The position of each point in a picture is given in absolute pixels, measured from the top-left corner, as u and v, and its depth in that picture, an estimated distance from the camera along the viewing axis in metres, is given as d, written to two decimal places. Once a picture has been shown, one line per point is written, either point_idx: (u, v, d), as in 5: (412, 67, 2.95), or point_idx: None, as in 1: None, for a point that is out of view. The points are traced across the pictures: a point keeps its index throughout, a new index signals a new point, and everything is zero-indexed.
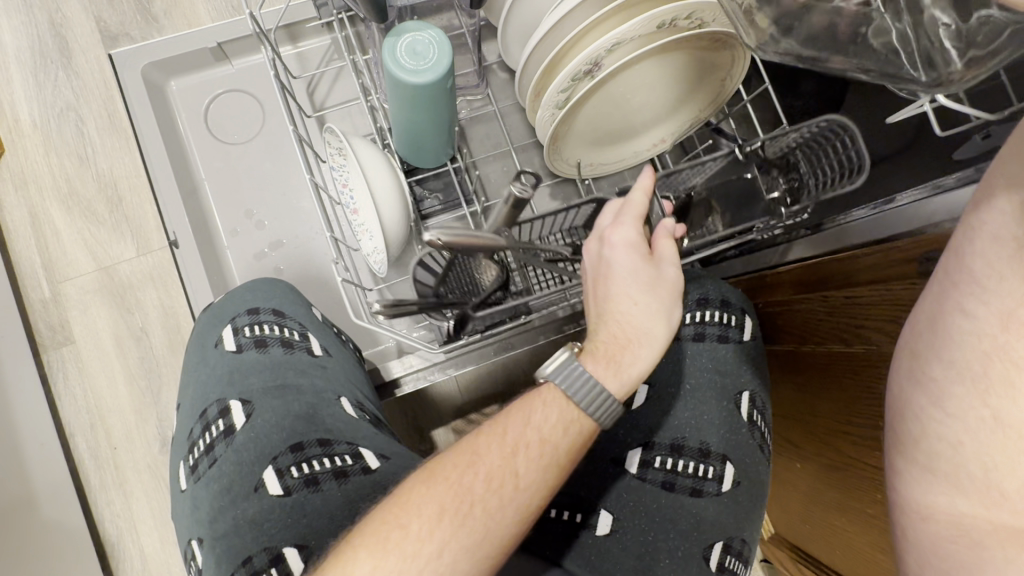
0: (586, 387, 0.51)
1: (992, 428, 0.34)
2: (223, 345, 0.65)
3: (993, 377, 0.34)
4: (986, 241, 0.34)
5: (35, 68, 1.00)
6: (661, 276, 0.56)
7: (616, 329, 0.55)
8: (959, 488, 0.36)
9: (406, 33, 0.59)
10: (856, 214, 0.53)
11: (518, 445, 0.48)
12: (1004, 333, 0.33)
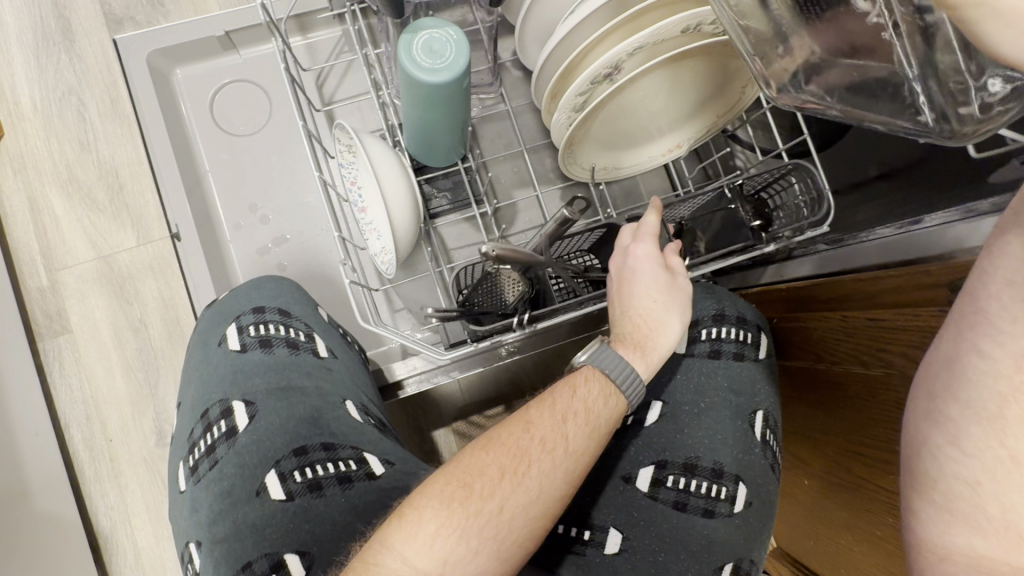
0: (621, 364, 0.52)
1: (1009, 467, 0.35)
2: (227, 344, 0.64)
3: (1011, 417, 0.35)
4: (999, 285, 0.36)
5: (37, 50, 0.98)
6: (681, 282, 0.57)
7: (639, 325, 0.55)
8: (978, 528, 0.37)
9: (423, 30, 0.57)
10: (879, 233, 0.52)
11: (565, 412, 0.49)
12: (1018, 374, 0.35)
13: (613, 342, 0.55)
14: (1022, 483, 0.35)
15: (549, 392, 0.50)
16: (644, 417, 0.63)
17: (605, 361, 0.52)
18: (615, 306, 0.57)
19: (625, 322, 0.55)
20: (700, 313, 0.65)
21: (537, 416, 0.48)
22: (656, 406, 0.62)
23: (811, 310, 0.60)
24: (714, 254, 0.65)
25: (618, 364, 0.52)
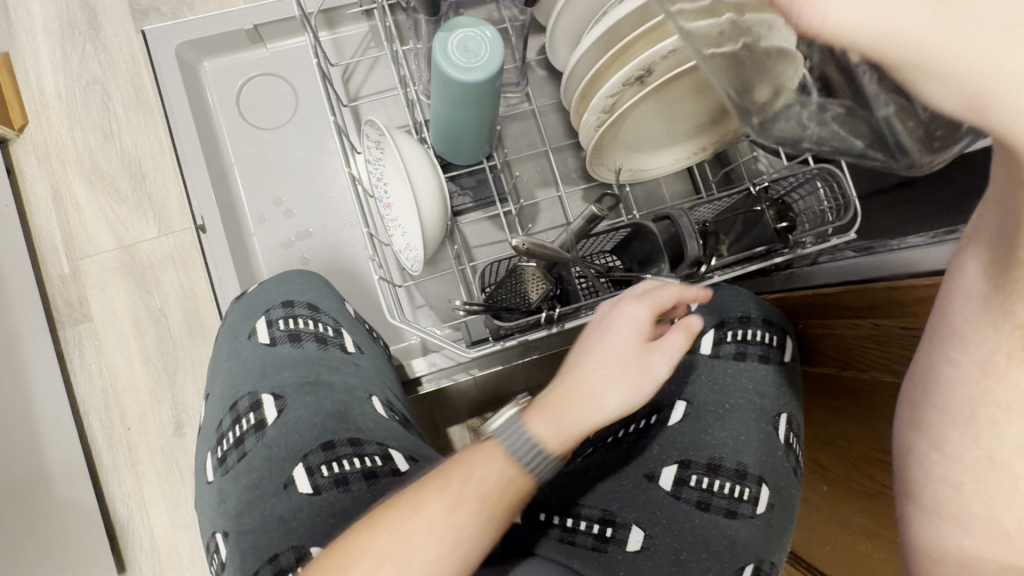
0: (529, 443, 0.43)
1: (988, 467, 0.36)
2: (256, 337, 0.65)
3: (980, 419, 0.36)
4: (962, 296, 0.37)
5: (62, 39, 0.99)
6: (636, 352, 0.46)
7: (568, 393, 0.46)
8: (966, 529, 0.37)
9: (458, 28, 0.57)
10: (910, 243, 0.54)
11: (466, 481, 0.42)
12: (985, 377, 0.35)
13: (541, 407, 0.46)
14: (1001, 483, 0.35)
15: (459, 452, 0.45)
16: (669, 417, 0.64)
17: (508, 429, 0.44)
18: (572, 352, 0.49)
19: (562, 380, 0.47)
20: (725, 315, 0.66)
21: (427, 497, 0.42)
22: (679, 406, 0.64)
23: (840, 316, 0.60)
24: (738, 257, 0.64)
25: (521, 439, 0.44)
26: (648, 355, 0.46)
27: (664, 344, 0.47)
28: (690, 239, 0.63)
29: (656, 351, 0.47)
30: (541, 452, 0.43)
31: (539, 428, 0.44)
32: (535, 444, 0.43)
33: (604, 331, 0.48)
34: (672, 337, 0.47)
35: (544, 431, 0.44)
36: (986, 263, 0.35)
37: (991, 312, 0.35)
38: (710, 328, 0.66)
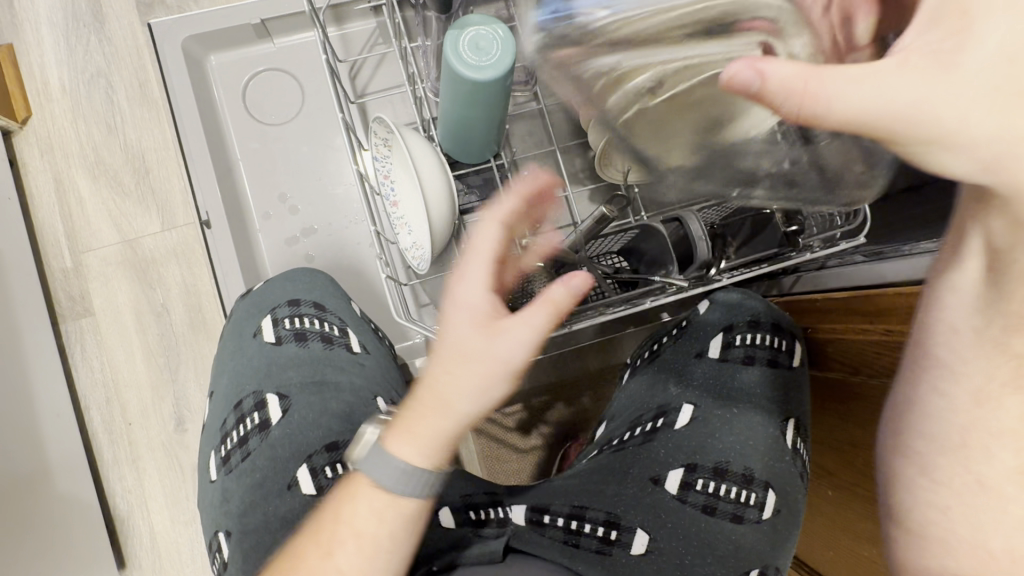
0: (384, 467, 0.46)
1: (977, 490, 0.41)
2: (263, 335, 0.64)
3: (970, 444, 0.41)
4: (945, 332, 0.42)
5: (67, 31, 0.98)
6: (484, 346, 0.44)
7: (421, 411, 0.46)
8: (948, 549, 0.43)
9: (470, 26, 0.57)
10: (920, 248, 0.54)
11: (371, 511, 0.46)
12: (976, 406, 0.41)
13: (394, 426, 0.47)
14: (985, 504, 0.41)
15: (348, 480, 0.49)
16: (676, 420, 0.64)
17: (377, 463, 0.46)
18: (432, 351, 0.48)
19: (416, 395, 0.47)
20: (734, 319, 0.66)
21: (306, 551, 0.47)
22: (686, 409, 0.64)
23: (845, 321, 0.60)
24: (747, 259, 0.64)
25: (388, 467, 0.45)
26: (494, 343, 0.44)
27: (512, 326, 0.45)
28: (700, 242, 0.63)
29: (506, 336, 0.44)
30: (414, 470, 0.45)
31: (406, 451, 0.45)
32: (400, 469, 0.45)
33: (451, 333, 0.45)
34: (524, 319, 0.45)
35: (405, 454, 0.45)
36: (971, 306, 0.41)
37: (979, 348, 0.40)
38: (718, 332, 0.66)
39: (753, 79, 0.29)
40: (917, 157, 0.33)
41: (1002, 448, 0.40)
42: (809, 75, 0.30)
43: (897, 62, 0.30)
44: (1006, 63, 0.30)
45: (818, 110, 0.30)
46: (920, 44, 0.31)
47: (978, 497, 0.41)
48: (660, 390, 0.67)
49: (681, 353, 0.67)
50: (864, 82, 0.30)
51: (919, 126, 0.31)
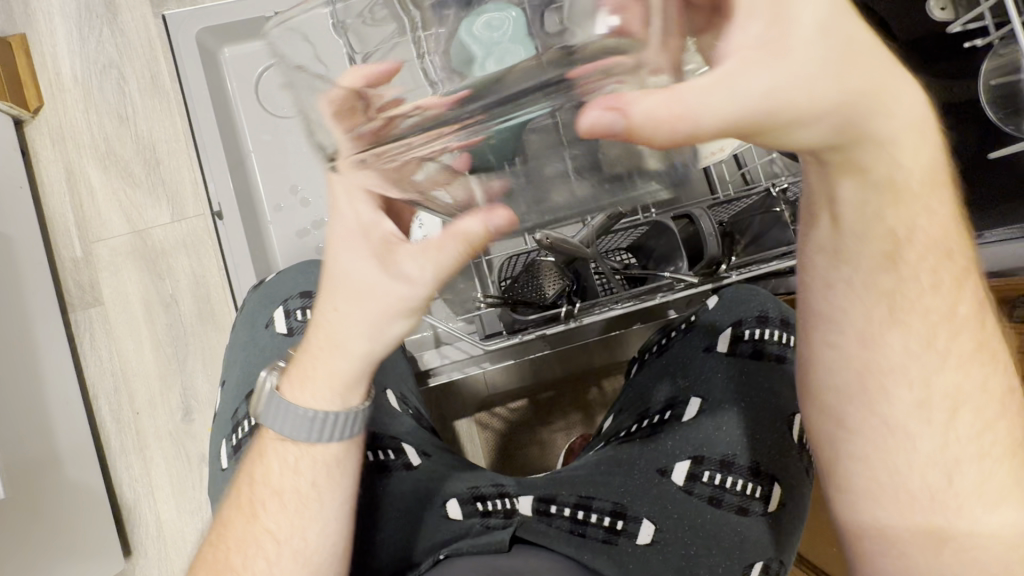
0: (284, 414, 0.50)
1: (885, 434, 0.46)
2: (274, 326, 0.65)
3: (870, 388, 0.45)
4: (824, 287, 0.44)
5: (79, 22, 0.98)
6: (366, 285, 0.43)
7: (319, 356, 0.49)
8: (878, 500, 0.47)
9: None
10: None
11: (292, 461, 0.51)
12: (864, 350, 0.45)
13: (292, 377, 0.51)
14: (897, 445, 0.45)
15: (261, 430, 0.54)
16: (683, 413, 0.65)
17: (278, 410, 0.51)
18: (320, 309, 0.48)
19: (311, 341, 0.50)
20: (743, 315, 0.67)
21: (234, 522, 0.51)
22: (693, 403, 0.65)
23: None
24: (748, 261, 0.66)
25: (293, 412, 0.50)
26: (375, 282, 0.43)
27: (401, 254, 0.42)
28: (710, 239, 0.65)
29: (393, 272, 0.42)
30: (320, 408, 0.50)
31: (311, 393, 0.50)
32: (309, 410, 0.49)
33: (337, 269, 0.44)
34: (415, 255, 0.41)
35: (313, 396, 0.50)
36: (836, 265, 0.42)
37: (852, 297, 0.43)
38: (728, 326, 0.67)
39: (615, 121, 0.26)
40: (776, 142, 0.29)
41: (895, 387, 0.45)
42: (670, 99, 0.25)
43: (735, 58, 0.25)
44: (829, 41, 0.26)
45: (689, 131, 0.26)
46: (746, 37, 0.25)
47: (891, 440, 0.46)
48: (668, 383, 0.68)
49: (688, 349, 0.68)
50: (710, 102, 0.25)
51: (776, 116, 0.26)
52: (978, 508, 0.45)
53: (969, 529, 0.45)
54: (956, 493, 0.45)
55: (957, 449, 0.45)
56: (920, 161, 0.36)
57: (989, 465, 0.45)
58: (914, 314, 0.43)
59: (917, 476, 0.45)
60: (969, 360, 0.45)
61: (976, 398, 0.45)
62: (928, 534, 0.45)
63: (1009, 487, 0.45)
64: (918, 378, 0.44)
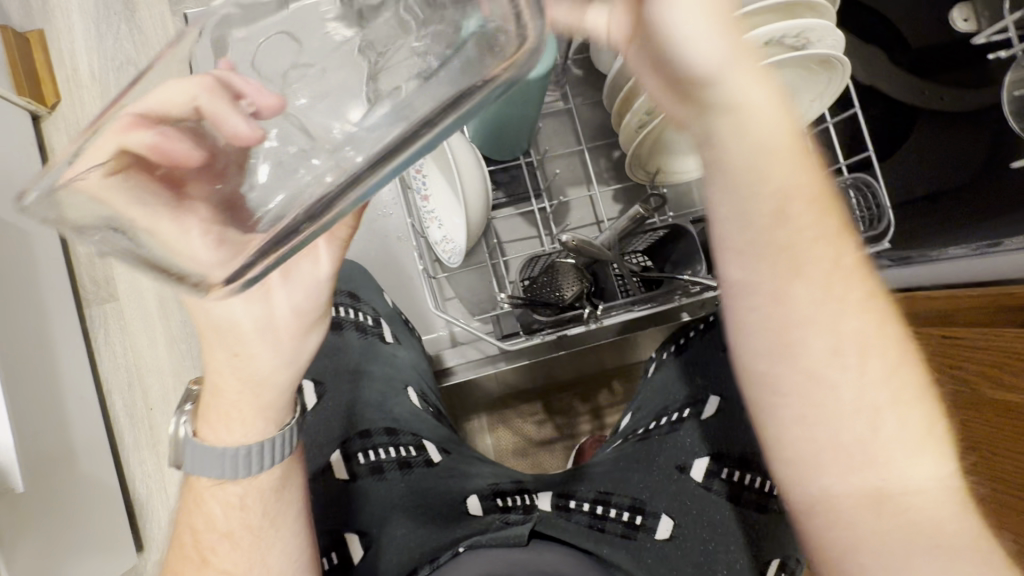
0: (206, 459, 0.49)
1: (809, 394, 0.38)
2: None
3: (790, 343, 0.38)
4: (722, 228, 0.38)
5: (97, 18, 0.99)
6: (266, 312, 0.45)
7: (232, 399, 0.48)
8: (819, 469, 0.39)
9: None
10: (950, 253, 0.58)
11: (237, 501, 0.50)
12: (779, 304, 0.38)
13: (202, 425, 0.50)
14: (828, 406, 0.38)
15: (189, 478, 0.52)
16: (702, 411, 0.66)
17: (206, 457, 0.49)
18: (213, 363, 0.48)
19: (214, 384, 0.49)
20: None
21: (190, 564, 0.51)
22: (712, 401, 0.66)
23: None
24: None
25: (222, 457, 0.49)
26: (274, 301, 0.46)
27: (299, 276, 0.45)
28: None
29: (294, 283, 0.46)
30: (257, 441, 0.49)
31: (239, 428, 0.49)
32: (245, 446, 0.49)
33: (231, 312, 0.45)
34: (305, 259, 0.45)
35: (244, 434, 0.49)
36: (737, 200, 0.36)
37: (757, 240, 0.37)
38: None
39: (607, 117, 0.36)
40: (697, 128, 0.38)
41: (808, 335, 0.38)
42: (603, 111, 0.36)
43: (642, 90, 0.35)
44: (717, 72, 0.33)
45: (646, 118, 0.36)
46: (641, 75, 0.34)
47: (818, 394, 0.38)
48: (687, 381, 0.69)
49: (707, 349, 0.69)
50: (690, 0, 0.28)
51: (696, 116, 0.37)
52: (916, 457, 0.38)
53: (909, 483, 0.38)
54: (887, 443, 0.38)
55: (880, 395, 0.38)
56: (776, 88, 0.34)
57: (909, 408, 0.38)
58: (805, 241, 0.37)
59: (843, 428, 0.38)
60: (870, 294, 0.39)
61: (879, 338, 0.39)
62: (871, 501, 0.38)
63: (932, 432, 0.39)
64: (827, 325, 0.38)
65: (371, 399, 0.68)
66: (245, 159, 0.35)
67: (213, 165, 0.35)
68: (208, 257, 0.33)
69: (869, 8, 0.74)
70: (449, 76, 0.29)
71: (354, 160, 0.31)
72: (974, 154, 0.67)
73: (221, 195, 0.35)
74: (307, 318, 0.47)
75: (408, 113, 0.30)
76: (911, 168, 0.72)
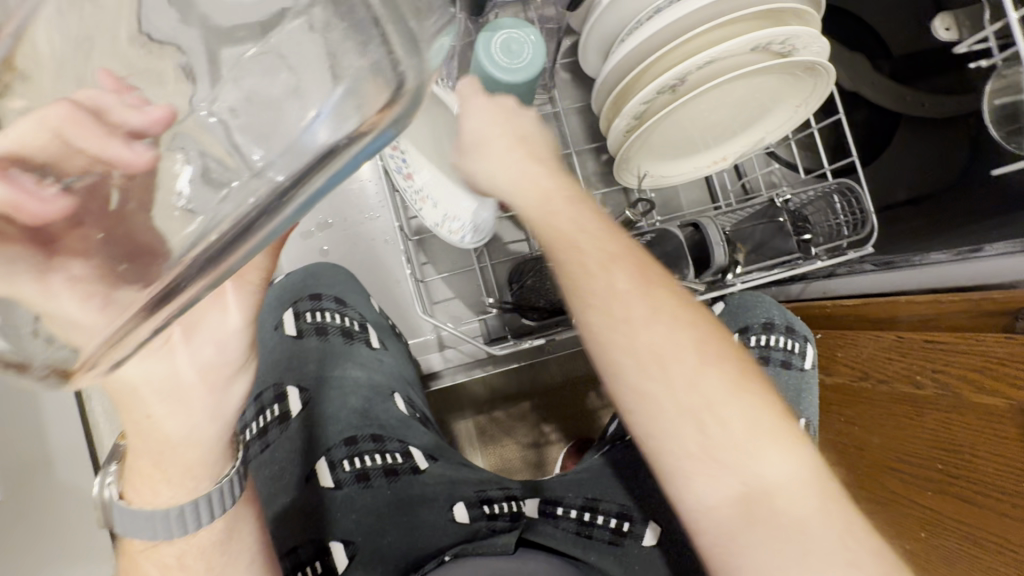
0: (138, 526, 0.43)
1: (667, 412, 0.41)
2: (283, 328, 0.72)
3: (640, 363, 0.42)
4: (572, 269, 0.44)
5: None
6: (168, 372, 0.38)
7: (154, 459, 0.42)
8: (692, 484, 0.41)
9: (502, 28, 0.54)
10: (934, 258, 0.57)
11: (175, 561, 0.45)
12: (616, 321, 0.42)
13: (125, 489, 0.44)
14: (677, 414, 0.41)
15: (121, 538, 0.45)
16: None
17: (132, 522, 0.43)
18: (128, 426, 0.41)
19: (132, 444, 0.42)
20: (749, 321, 0.70)
21: None
22: None
23: (857, 326, 0.65)
24: (772, 261, 0.66)
25: (152, 520, 0.43)
26: (179, 363, 0.38)
27: (207, 328, 0.38)
28: (717, 247, 0.64)
29: (200, 342, 0.38)
30: (189, 501, 0.43)
31: (167, 489, 0.43)
32: (176, 507, 0.43)
33: (127, 378, 0.37)
34: (213, 309, 0.38)
35: (173, 496, 0.43)
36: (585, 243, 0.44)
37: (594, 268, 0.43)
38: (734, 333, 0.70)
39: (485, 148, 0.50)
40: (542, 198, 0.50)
41: (624, 357, 0.42)
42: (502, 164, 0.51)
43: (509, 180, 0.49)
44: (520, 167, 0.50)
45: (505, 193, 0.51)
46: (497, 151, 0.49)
47: (653, 412, 0.42)
48: None
49: None
50: (489, 108, 0.49)
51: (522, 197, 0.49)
52: (761, 454, 0.41)
53: (763, 480, 0.41)
54: (726, 444, 0.41)
55: (709, 402, 0.41)
56: (539, 165, 0.47)
57: (741, 409, 0.41)
58: (599, 276, 0.43)
59: (684, 440, 0.41)
60: (675, 309, 0.43)
61: (682, 350, 0.42)
62: (746, 508, 0.40)
63: (773, 426, 0.42)
64: (653, 340, 0.42)
65: (355, 405, 0.67)
66: (143, 194, 0.30)
67: (96, 211, 0.30)
68: (93, 319, 0.29)
69: (855, 16, 0.75)
70: (337, 106, 0.25)
71: (275, 181, 0.26)
72: (955, 163, 0.69)
73: (107, 243, 0.29)
74: (228, 365, 0.40)
75: (341, 119, 0.24)
76: (888, 176, 0.74)
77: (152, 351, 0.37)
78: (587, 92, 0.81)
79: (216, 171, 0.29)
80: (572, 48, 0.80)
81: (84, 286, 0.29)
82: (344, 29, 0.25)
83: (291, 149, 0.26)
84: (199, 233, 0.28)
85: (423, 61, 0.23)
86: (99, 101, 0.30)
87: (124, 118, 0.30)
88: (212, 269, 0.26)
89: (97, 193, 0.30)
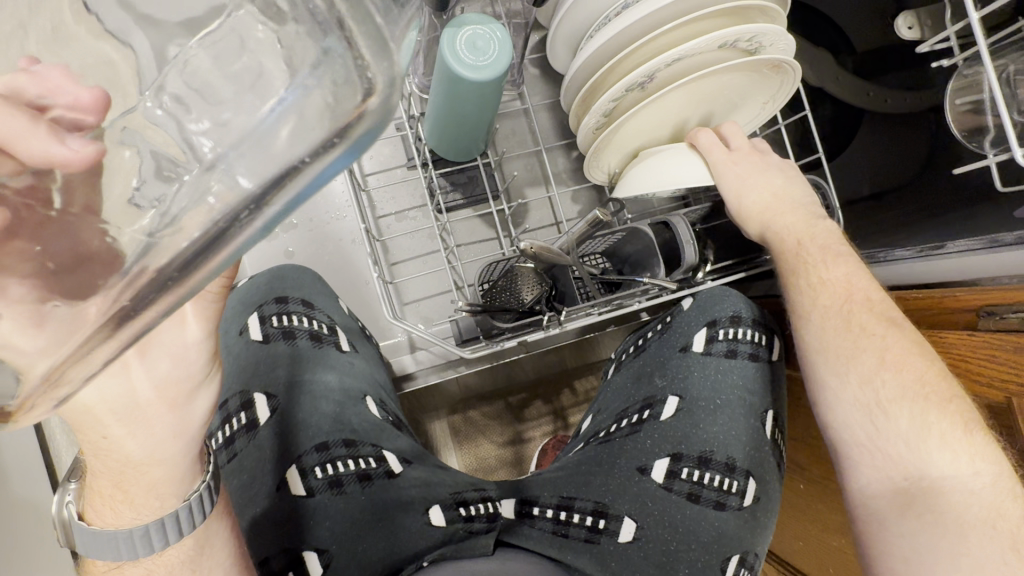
0: (102, 544, 0.42)
1: (865, 403, 0.53)
2: (249, 333, 0.70)
3: (812, 361, 0.57)
4: (797, 295, 0.59)
5: None
6: (125, 392, 0.36)
7: (120, 479, 0.40)
8: (864, 463, 0.53)
9: (467, 24, 0.52)
10: (901, 254, 0.61)
11: None
12: (802, 330, 0.58)
13: (85, 507, 0.42)
14: (839, 405, 0.54)
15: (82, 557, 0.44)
16: (661, 412, 0.69)
17: (94, 544, 0.42)
18: (87, 453, 0.39)
19: (91, 466, 0.40)
20: (717, 315, 0.70)
21: None
22: (670, 403, 0.69)
23: None
24: (736, 260, 0.68)
25: (114, 540, 0.41)
26: (133, 384, 0.37)
27: (158, 346, 0.37)
28: (686, 245, 0.64)
29: (154, 358, 0.37)
30: (153, 520, 0.41)
31: (129, 509, 0.41)
32: (139, 527, 0.41)
33: (75, 406, 0.36)
34: (165, 323, 0.36)
35: (137, 514, 0.41)
36: (818, 246, 0.59)
37: (794, 287, 0.59)
38: (703, 326, 0.70)
39: (690, 142, 0.63)
40: (765, 205, 0.62)
41: (815, 360, 0.57)
42: (716, 149, 0.62)
43: (726, 158, 0.62)
44: (758, 173, 0.63)
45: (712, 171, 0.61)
46: (711, 146, 0.62)
47: (826, 401, 0.55)
48: (647, 382, 0.73)
49: (663, 349, 0.73)
50: (739, 176, 0.61)
51: (738, 208, 0.63)
52: (925, 452, 0.50)
53: (925, 476, 0.49)
54: (898, 439, 0.51)
55: (884, 400, 0.52)
56: (790, 218, 0.61)
57: (924, 414, 0.50)
58: (810, 292, 0.58)
59: (850, 423, 0.54)
60: (880, 325, 0.54)
61: (877, 360, 0.53)
62: (876, 475, 0.52)
63: (931, 429, 0.49)
64: (837, 340, 0.55)
65: (327, 411, 0.65)
66: (87, 198, 0.29)
67: (35, 217, 0.28)
68: (29, 342, 0.28)
69: (817, 11, 0.76)
70: (294, 115, 0.24)
71: (238, 184, 0.25)
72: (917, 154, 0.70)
73: (35, 259, 0.28)
74: (186, 383, 0.38)
75: (319, 124, 0.23)
76: (853, 172, 0.75)
77: (111, 373, 0.35)
78: (556, 89, 0.81)
79: (167, 168, 0.28)
80: (541, 43, 0.79)
81: (18, 307, 0.27)
82: (296, 29, 0.25)
83: (256, 154, 0.25)
84: (149, 234, 0.28)
85: (394, 65, 0.22)
86: (27, 92, 0.29)
87: (52, 107, 0.29)
88: (178, 286, 0.25)
89: (39, 194, 0.29)
